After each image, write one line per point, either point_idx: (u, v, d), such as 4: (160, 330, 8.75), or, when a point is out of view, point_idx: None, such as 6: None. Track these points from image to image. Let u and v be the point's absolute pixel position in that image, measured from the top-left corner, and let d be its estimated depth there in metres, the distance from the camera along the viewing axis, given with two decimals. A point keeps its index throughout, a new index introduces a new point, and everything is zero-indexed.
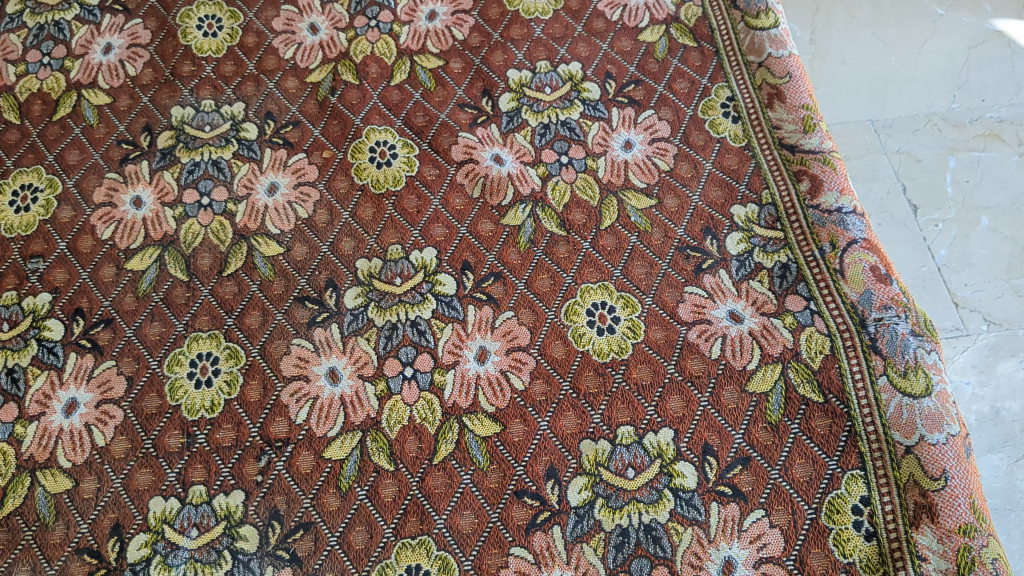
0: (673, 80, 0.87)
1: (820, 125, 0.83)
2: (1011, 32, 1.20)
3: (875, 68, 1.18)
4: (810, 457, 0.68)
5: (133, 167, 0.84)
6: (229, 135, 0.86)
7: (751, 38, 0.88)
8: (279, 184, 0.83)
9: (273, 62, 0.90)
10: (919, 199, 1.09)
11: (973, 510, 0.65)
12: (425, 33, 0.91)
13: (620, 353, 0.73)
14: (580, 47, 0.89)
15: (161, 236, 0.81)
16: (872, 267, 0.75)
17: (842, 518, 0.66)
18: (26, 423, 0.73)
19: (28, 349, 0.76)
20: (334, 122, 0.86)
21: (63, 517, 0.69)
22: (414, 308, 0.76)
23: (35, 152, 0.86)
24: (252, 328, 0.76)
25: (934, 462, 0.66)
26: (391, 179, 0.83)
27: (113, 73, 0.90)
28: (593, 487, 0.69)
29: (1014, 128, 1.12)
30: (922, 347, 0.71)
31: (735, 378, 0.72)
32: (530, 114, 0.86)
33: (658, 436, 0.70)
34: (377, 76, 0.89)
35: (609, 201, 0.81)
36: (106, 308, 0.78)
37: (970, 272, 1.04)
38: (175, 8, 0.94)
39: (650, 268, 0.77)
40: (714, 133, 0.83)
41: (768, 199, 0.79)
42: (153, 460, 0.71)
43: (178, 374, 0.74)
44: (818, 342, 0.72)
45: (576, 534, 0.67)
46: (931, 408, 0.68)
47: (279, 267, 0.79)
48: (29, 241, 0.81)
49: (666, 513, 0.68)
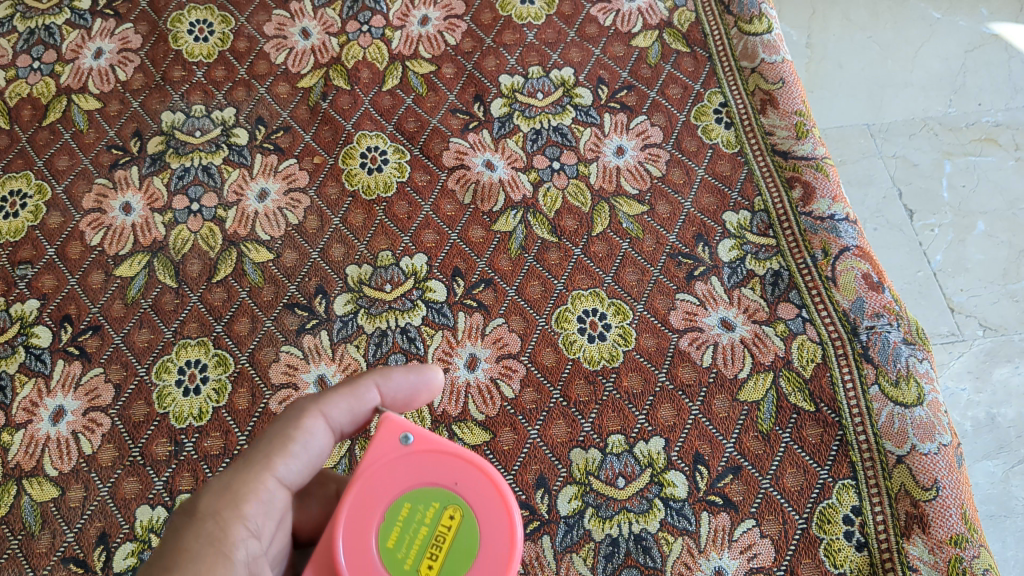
0: (666, 85, 0.86)
1: (813, 131, 0.82)
2: (1009, 36, 1.19)
3: (870, 72, 1.18)
4: (801, 466, 0.68)
5: (123, 173, 0.84)
6: (219, 140, 0.85)
7: (745, 43, 0.87)
8: (270, 190, 0.83)
9: (264, 67, 0.89)
10: (915, 203, 1.08)
11: (965, 520, 0.64)
12: (418, 38, 0.91)
13: (611, 361, 0.73)
14: (573, 52, 0.89)
15: (150, 241, 0.81)
16: (864, 275, 0.74)
17: (834, 528, 0.65)
18: (13, 430, 0.73)
19: (16, 356, 0.76)
20: (325, 127, 0.86)
21: (49, 525, 0.69)
22: (404, 315, 0.76)
23: (24, 157, 0.85)
24: (241, 335, 0.76)
25: (926, 472, 0.66)
26: (382, 185, 0.82)
27: (103, 78, 0.89)
28: (584, 496, 0.68)
29: (1010, 133, 1.12)
30: (914, 355, 0.71)
31: (727, 387, 0.71)
32: (522, 119, 0.85)
33: (648, 445, 0.70)
34: (369, 81, 0.88)
35: (602, 207, 0.80)
36: (94, 314, 0.77)
37: (966, 278, 1.04)
38: (166, 12, 0.93)
39: (641, 275, 0.77)
40: (707, 139, 0.83)
41: (761, 205, 0.79)
42: (140, 468, 0.71)
43: (166, 381, 0.74)
44: (810, 350, 0.72)
45: (565, 543, 0.67)
46: (922, 418, 0.68)
47: (269, 273, 0.79)
48: (17, 247, 0.81)
49: (657, 523, 0.67)
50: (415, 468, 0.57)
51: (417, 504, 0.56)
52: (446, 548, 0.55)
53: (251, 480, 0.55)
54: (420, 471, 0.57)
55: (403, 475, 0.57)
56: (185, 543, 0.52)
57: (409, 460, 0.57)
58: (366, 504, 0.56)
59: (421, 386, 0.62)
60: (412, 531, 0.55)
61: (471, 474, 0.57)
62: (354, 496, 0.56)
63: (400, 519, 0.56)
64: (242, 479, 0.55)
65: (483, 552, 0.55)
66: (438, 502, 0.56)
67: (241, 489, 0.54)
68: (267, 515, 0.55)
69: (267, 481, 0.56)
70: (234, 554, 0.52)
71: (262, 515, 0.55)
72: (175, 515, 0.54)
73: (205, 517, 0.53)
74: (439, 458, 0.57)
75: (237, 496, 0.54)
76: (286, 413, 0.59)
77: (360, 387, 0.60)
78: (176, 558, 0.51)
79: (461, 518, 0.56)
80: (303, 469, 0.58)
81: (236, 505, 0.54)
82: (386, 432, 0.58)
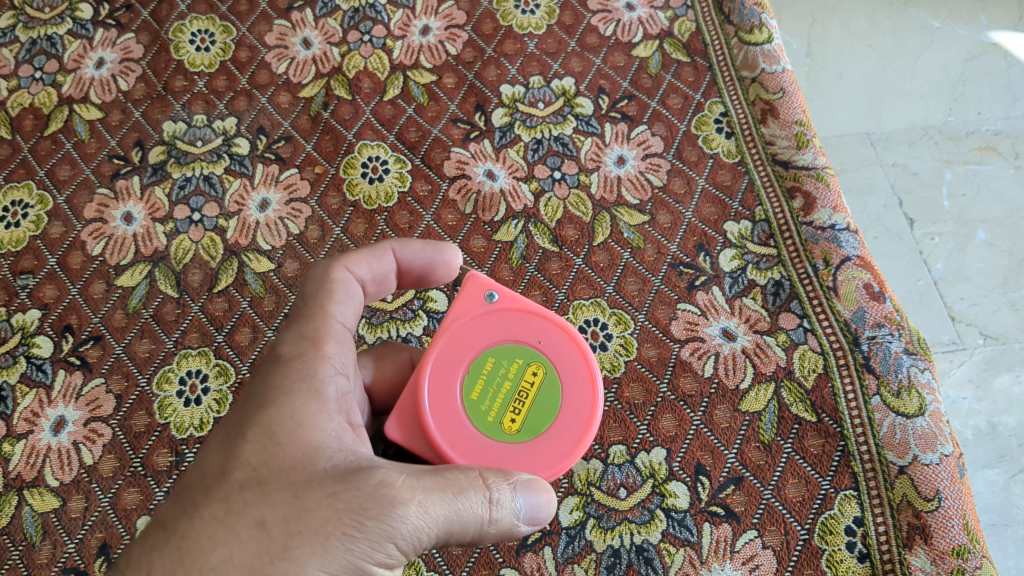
0: (666, 95, 0.86)
1: (814, 141, 0.82)
2: (1008, 44, 1.20)
3: (870, 81, 1.18)
4: (803, 477, 0.68)
5: (124, 183, 0.84)
6: (221, 150, 0.85)
7: (745, 54, 0.87)
8: (271, 200, 0.83)
9: (266, 77, 0.89)
10: (916, 212, 1.08)
11: (967, 531, 0.64)
12: (419, 47, 0.91)
13: (612, 371, 0.73)
14: (574, 62, 0.89)
15: (152, 252, 0.81)
16: (866, 285, 0.75)
17: (836, 538, 0.66)
18: (14, 441, 0.73)
19: (17, 366, 0.76)
20: (327, 137, 0.86)
21: (50, 536, 0.69)
22: (406, 325, 0.76)
23: (26, 167, 0.85)
24: (242, 345, 0.76)
25: (928, 482, 0.66)
26: (383, 196, 0.82)
27: (105, 88, 0.90)
28: (585, 507, 0.68)
29: (1010, 142, 1.12)
30: (916, 365, 0.71)
31: (728, 397, 0.71)
32: (523, 129, 0.85)
33: (650, 456, 0.69)
34: (370, 91, 0.88)
35: (602, 217, 0.80)
36: (96, 325, 0.77)
37: (966, 286, 1.04)
38: (168, 22, 0.93)
39: (643, 285, 0.77)
40: (708, 149, 0.83)
41: (762, 215, 0.79)
42: (141, 479, 0.70)
43: (167, 392, 0.74)
44: (811, 361, 0.72)
45: (567, 555, 0.67)
46: (924, 428, 0.68)
47: (270, 283, 0.79)
48: (19, 257, 0.81)
49: (659, 534, 0.67)
50: (500, 325, 0.58)
51: (501, 360, 0.57)
52: (529, 402, 0.56)
53: (321, 324, 0.56)
54: (505, 330, 0.58)
55: (487, 331, 0.58)
56: (278, 382, 0.52)
57: (493, 318, 0.58)
58: (451, 356, 0.57)
59: (439, 261, 0.64)
60: (496, 384, 0.56)
61: (555, 336, 0.58)
62: (441, 348, 0.57)
63: (483, 373, 0.57)
64: (314, 323, 0.56)
65: (565, 409, 0.56)
66: (522, 359, 0.57)
67: (320, 334, 0.56)
68: (346, 360, 0.57)
69: (332, 323, 0.57)
70: (327, 391, 0.53)
71: (342, 361, 0.56)
72: (260, 360, 0.55)
73: (295, 360, 0.54)
74: (525, 318, 0.59)
75: (317, 339, 0.55)
76: (314, 272, 0.60)
77: (382, 250, 0.62)
78: (272, 395, 0.51)
79: (543, 375, 0.57)
80: (355, 319, 0.60)
81: (319, 348, 0.55)
82: (472, 288, 0.59)
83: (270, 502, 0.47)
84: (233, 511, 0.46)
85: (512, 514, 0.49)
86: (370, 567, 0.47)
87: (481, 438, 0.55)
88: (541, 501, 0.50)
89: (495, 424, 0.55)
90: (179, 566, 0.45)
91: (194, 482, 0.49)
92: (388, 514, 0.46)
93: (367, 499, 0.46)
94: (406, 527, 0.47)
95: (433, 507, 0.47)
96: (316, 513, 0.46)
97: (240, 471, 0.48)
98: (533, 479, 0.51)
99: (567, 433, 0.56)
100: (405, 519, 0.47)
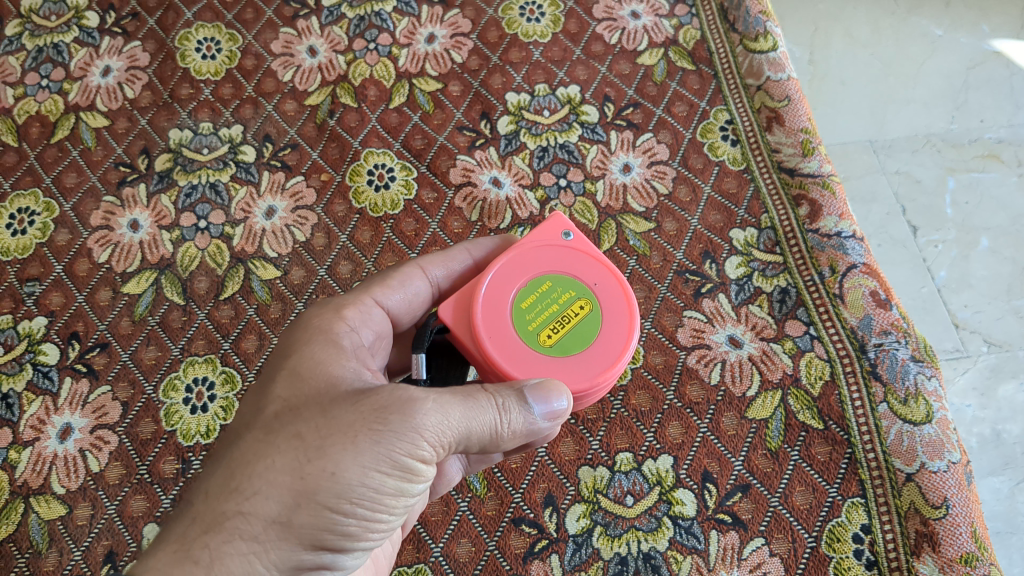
0: (671, 103, 0.87)
1: (820, 149, 0.82)
2: (1011, 52, 1.20)
3: (873, 89, 1.19)
4: (811, 485, 0.67)
5: (130, 190, 0.84)
6: (227, 158, 0.86)
7: (750, 62, 0.88)
8: (277, 208, 0.83)
9: (272, 85, 0.90)
10: (919, 219, 1.08)
11: (974, 539, 0.64)
12: (425, 55, 0.91)
13: (619, 379, 0.73)
14: (579, 70, 0.89)
15: (158, 259, 0.81)
16: (872, 292, 0.75)
17: (843, 546, 0.65)
18: (21, 448, 0.73)
19: (24, 374, 0.76)
20: (333, 144, 0.86)
21: (57, 544, 0.69)
22: None
23: (33, 174, 0.86)
24: (248, 352, 0.76)
25: (935, 490, 0.66)
26: (389, 203, 0.83)
27: (112, 96, 0.90)
28: (591, 514, 0.68)
29: (1013, 149, 1.12)
30: (923, 372, 0.71)
31: (735, 405, 0.71)
32: (529, 137, 0.86)
33: (657, 463, 0.69)
34: (375, 99, 0.89)
35: (608, 224, 0.80)
36: (102, 332, 0.77)
37: (970, 293, 1.04)
38: (174, 30, 0.94)
39: (649, 292, 0.77)
40: (713, 157, 0.83)
41: (768, 222, 0.79)
42: (147, 487, 0.70)
43: (174, 400, 0.74)
44: (818, 368, 0.72)
45: (573, 563, 0.67)
46: (931, 435, 0.68)
47: (276, 290, 0.79)
48: (25, 264, 0.81)
49: (666, 542, 0.67)
50: (566, 258, 0.58)
51: (556, 286, 0.57)
52: (568, 328, 0.55)
53: (350, 297, 0.59)
54: (569, 262, 0.58)
55: (553, 260, 0.58)
56: (298, 334, 0.55)
57: (562, 251, 0.59)
58: (511, 269, 0.58)
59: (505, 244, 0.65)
60: (542, 303, 0.56)
61: (612, 283, 0.58)
62: (507, 257, 0.58)
63: (537, 292, 0.57)
64: (343, 295, 0.59)
65: (600, 345, 0.55)
66: (574, 292, 0.57)
67: (343, 302, 0.58)
68: (366, 326, 0.58)
69: (365, 298, 0.59)
70: (344, 339, 0.55)
71: (361, 321, 0.58)
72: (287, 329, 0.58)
73: (311, 317, 0.56)
74: (591, 259, 0.59)
75: (340, 307, 0.57)
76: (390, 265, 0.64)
77: (454, 252, 0.63)
78: (293, 343, 0.54)
79: (588, 311, 0.56)
80: (400, 305, 0.62)
81: (338, 309, 0.57)
82: (553, 223, 0.60)
83: (303, 419, 0.48)
84: (270, 431, 0.49)
85: (524, 415, 0.50)
86: (404, 461, 0.48)
87: (517, 342, 0.55)
88: (553, 405, 0.50)
89: (533, 335, 0.55)
90: (229, 481, 0.47)
91: (238, 422, 0.52)
92: (409, 414, 0.47)
93: (388, 401, 0.48)
94: (429, 424, 0.48)
95: (450, 408, 0.48)
96: (343, 419, 0.47)
97: (272, 403, 0.51)
98: (545, 381, 0.50)
99: (595, 365, 0.55)
100: (426, 416, 0.47)
